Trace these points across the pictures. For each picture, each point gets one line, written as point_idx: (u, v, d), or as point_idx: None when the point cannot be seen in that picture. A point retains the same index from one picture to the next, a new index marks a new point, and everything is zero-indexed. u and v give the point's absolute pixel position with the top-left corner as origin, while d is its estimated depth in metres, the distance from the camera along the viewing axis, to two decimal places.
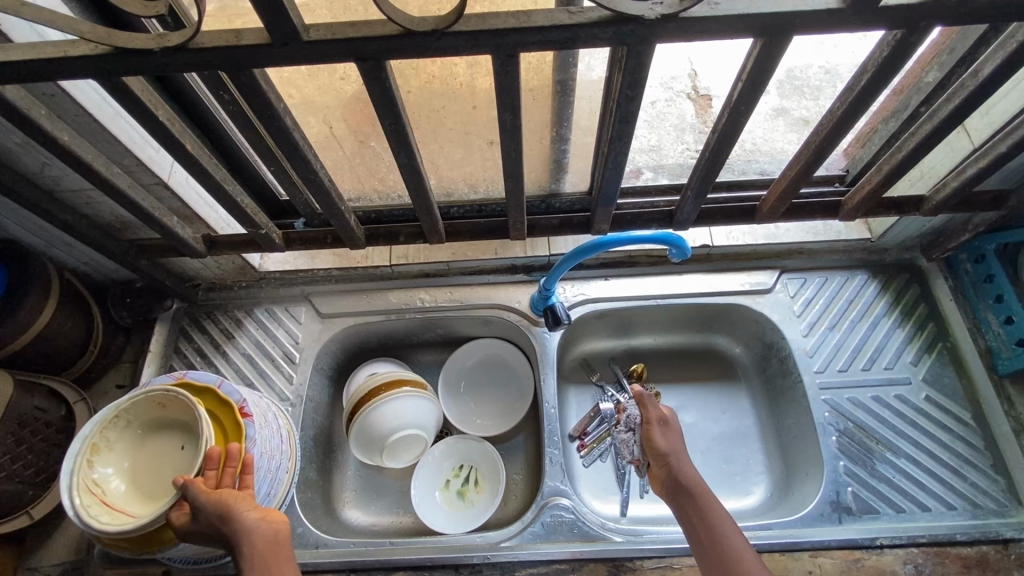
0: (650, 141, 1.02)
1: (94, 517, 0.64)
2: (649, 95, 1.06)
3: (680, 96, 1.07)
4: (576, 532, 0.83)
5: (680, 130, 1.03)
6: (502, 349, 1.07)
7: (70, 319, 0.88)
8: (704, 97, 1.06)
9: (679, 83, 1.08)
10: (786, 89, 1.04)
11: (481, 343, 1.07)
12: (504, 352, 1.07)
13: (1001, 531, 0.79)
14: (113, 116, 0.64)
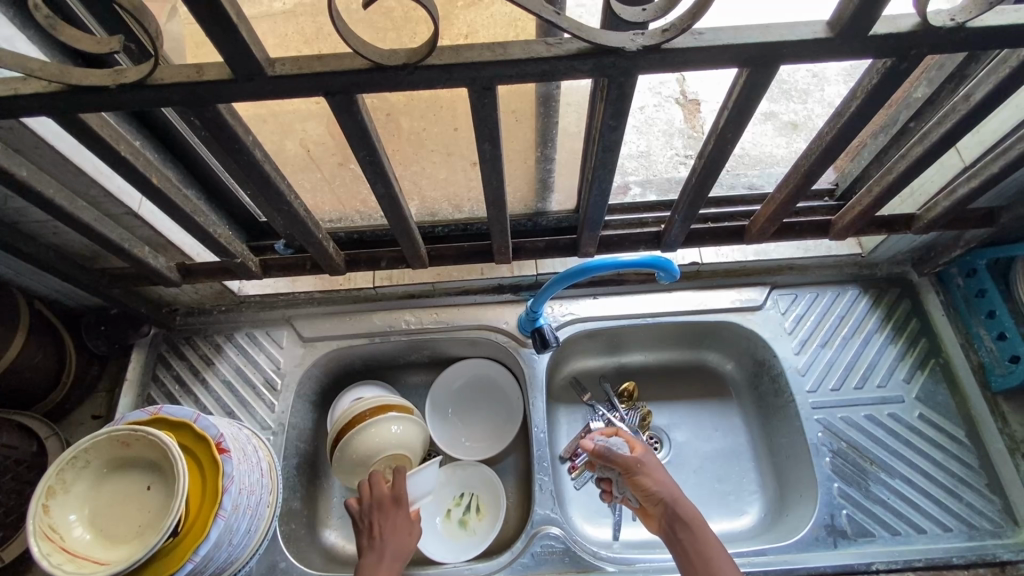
0: (639, 147, 1.00)
1: (57, 566, 0.62)
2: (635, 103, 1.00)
3: (668, 101, 1.00)
4: (567, 562, 0.81)
5: (669, 135, 1.00)
6: (489, 366, 1.05)
7: (41, 351, 0.85)
8: (693, 101, 0.99)
9: (667, 88, 1.01)
10: (774, 92, 0.96)
11: (472, 361, 1.05)
12: (491, 369, 1.05)
13: (998, 553, 0.78)
14: (77, 148, 0.62)
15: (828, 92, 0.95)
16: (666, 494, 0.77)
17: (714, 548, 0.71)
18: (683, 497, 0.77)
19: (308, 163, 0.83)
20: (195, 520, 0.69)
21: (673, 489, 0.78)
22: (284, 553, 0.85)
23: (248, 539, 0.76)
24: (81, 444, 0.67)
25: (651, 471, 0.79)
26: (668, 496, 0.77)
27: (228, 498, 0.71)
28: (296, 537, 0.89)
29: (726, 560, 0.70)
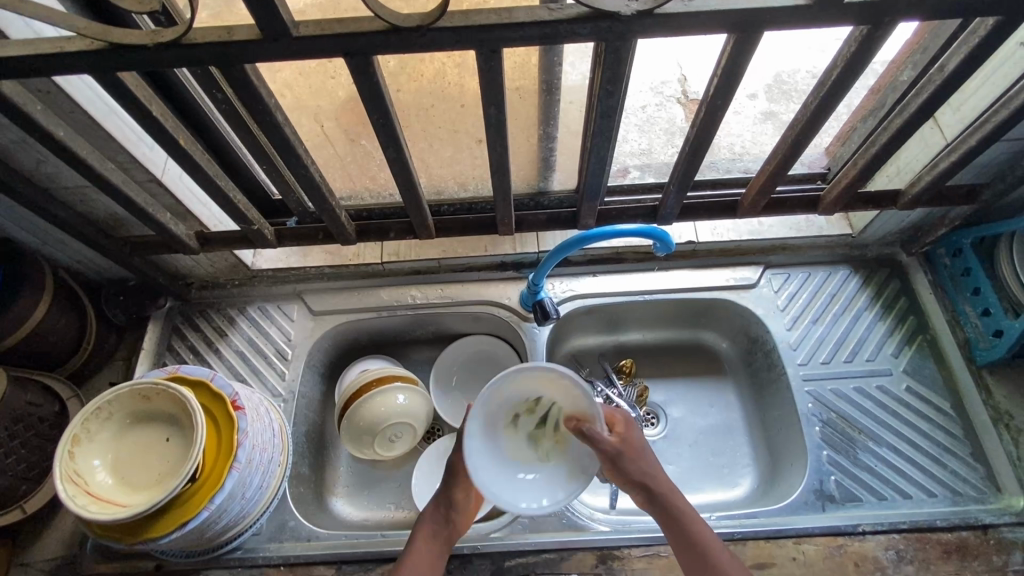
0: (641, 145, 1.03)
1: (82, 507, 0.65)
2: (637, 100, 1.06)
3: (670, 100, 1.07)
4: (565, 523, 0.84)
5: (671, 134, 1.04)
6: (532, 368, 0.69)
7: (63, 317, 0.89)
8: (693, 101, 1.06)
9: (669, 88, 1.07)
10: (774, 93, 1.04)
11: (531, 366, 0.68)
12: (526, 371, 0.69)
13: (981, 517, 0.81)
14: (108, 114, 0.66)
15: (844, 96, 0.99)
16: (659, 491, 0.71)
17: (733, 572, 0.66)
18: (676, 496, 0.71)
19: (321, 139, 0.87)
20: (212, 471, 0.72)
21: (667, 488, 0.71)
22: (293, 513, 0.87)
23: (260, 495, 0.80)
24: (105, 396, 0.71)
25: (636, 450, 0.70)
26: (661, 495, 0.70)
27: (242, 452, 0.74)
28: (305, 500, 0.93)
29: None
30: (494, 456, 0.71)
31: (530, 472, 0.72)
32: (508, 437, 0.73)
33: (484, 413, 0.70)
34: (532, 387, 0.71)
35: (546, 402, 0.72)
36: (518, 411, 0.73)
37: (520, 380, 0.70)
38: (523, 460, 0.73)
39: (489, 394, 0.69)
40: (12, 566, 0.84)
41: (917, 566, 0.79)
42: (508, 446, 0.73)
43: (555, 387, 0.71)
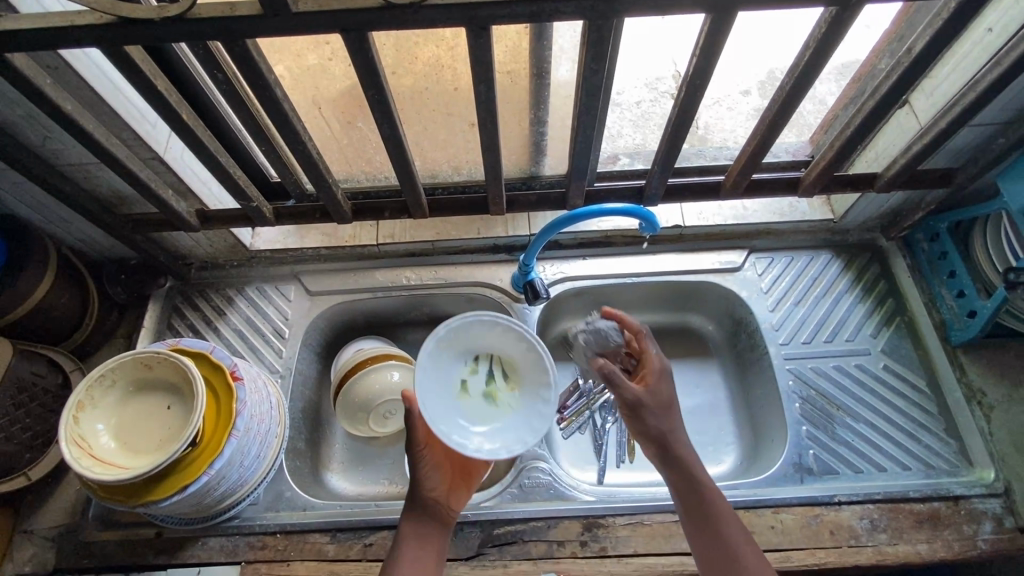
0: (635, 140, 1.06)
1: (86, 468, 0.68)
2: (632, 97, 1.10)
3: (664, 96, 1.10)
4: (552, 493, 0.87)
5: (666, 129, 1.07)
6: (477, 321, 0.75)
7: (66, 293, 0.91)
8: None
9: (664, 84, 1.11)
10: (767, 89, 1.07)
11: (475, 318, 0.74)
12: (472, 324, 0.75)
13: (952, 489, 0.85)
14: (114, 91, 0.69)
15: (818, 91, 1.07)
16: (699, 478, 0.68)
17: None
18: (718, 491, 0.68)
19: (319, 121, 0.89)
20: (211, 437, 0.75)
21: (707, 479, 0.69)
22: (289, 484, 0.89)
23: (257, 464, 0.82)
24: (108, 363, 0.73)
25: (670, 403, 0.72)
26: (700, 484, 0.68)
27: (241, 420, 0.77)
28: (301, 472, 0.96)
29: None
30: (450, 409, 0.73)
31: (487, 427, 0.74)
32: (460, 400, 0.74)
33: (436, 366, 0.74)
34: (478, 342, 0.77)
35: (484, 357, 0.77)
36: (468, 373, 0.76)
37: (467, 335, 0.76)
38: (477, 416, 0.74)
39: (439, 347, 0.74)
40: (16, 533, 0.87)
41: (890, 534, 0.82)
42: (463, 406, 0.74)
43: (501, 341, 0.76)
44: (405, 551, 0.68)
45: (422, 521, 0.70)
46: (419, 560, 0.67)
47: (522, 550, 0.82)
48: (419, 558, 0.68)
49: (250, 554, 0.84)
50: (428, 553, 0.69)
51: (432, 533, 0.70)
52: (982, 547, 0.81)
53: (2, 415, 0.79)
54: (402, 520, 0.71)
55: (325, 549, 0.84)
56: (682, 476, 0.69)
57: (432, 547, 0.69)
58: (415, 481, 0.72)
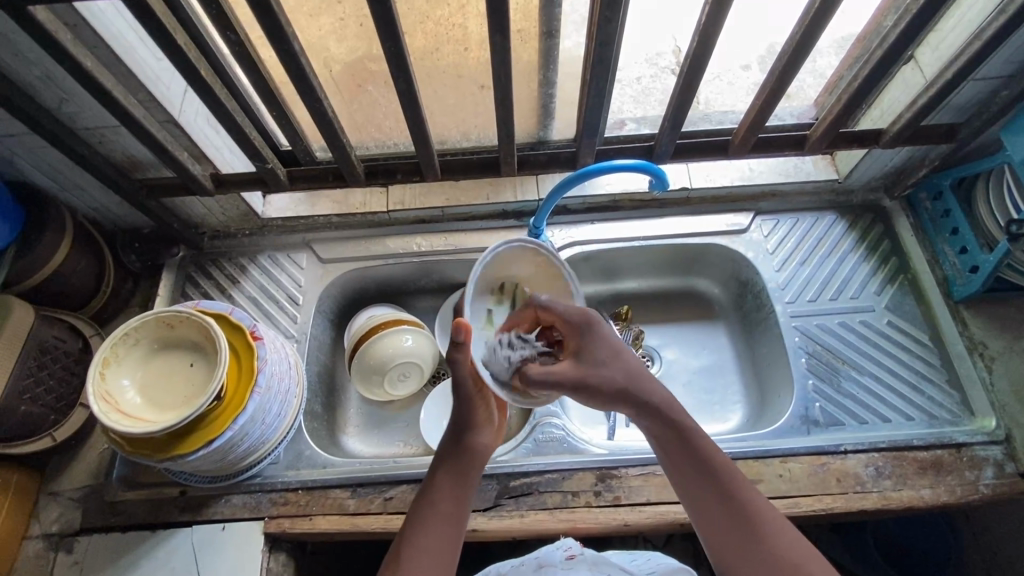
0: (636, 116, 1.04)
1: (115, 421, 0.70)
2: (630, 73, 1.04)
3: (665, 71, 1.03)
4: (565, 447, 0.89)
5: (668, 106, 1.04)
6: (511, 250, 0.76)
7: (84, 259, 0.92)
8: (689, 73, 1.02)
9: (665, 59, 1.03)
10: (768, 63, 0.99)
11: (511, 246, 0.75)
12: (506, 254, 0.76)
13: (955, 437, 0.87)
14: (130, 50, 0.69)
15: (820, 64, 0.99)
16: (688, 432, 0.65)
17: (780, 538, 0.60)
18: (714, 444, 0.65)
19: (330, 85, 0.90)
20: (235, 393, 0.77)
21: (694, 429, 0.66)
22: (309, 443, 0.92)
23: (279, 422, 0.84)
24: (131, 322, 0.75)
25: (614, 352, 0.70)
26: (689, 437, 0.65)
27: (263, 377, 0.79)
28: (319, 434, 0.98)
29: (796, 542, 0.60)
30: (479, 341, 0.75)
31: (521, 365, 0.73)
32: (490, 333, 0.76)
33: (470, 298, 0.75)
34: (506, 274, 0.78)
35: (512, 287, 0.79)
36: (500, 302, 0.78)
37: (504, 265, 0.77)
38: None
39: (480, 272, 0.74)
40: (41, 495, 0.88)
41: (895, 480, 0.85)
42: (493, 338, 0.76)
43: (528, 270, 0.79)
44: (438, 489, 0.69)
45: (460, 463, 0.71)
46: (450, 500, 0.68)
47: (538, 500, 0.85)
48: (451, 498, 0.68)
49: (273, 510, 0.86)
50: (460, 495, 0.69)
51: (468, 475, 0.71)
52: (983, 491, 0.84)
53: (27, 376, 0.81)
54: (440, 460, 0.72)
55: (346, 503, 0.86)
56: (666, 435, 0.66)
57: (466, 490, 0.69)
58: (463, 425, 0.74)
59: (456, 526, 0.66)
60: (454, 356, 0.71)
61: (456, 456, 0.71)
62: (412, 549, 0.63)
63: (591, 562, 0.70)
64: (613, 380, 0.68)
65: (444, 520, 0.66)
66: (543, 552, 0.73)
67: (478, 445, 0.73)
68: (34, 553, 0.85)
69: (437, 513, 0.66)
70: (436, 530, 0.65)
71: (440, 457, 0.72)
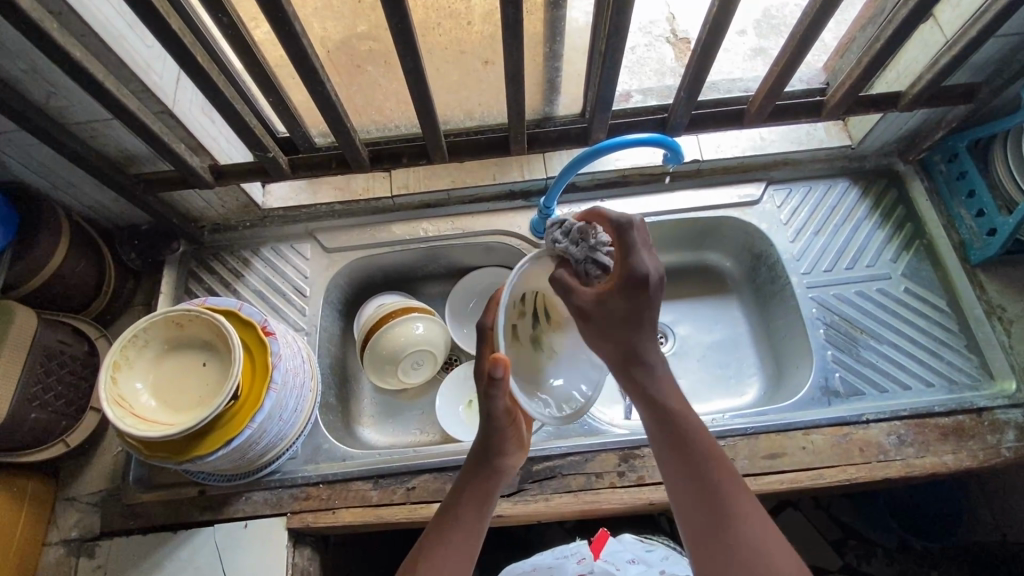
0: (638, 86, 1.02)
1: (131, 426, 0.68)
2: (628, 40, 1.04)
3: (659, 40, 1.06)
4: (585, 429, 0.89)
5: (660, 75, 1.03)
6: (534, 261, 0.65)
7: (83, 259, 0.89)
8: (683, 41, 1.05)
9: (657, 28, 1.07)
10: (764, 28, 1.03)
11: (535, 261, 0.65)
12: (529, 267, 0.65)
13: (975, 401, 0.87)
14: (119, 39, 0.66)
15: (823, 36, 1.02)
16: (674, 415, 0.61)
17: (753, 522, 0.57)
18: (701, 430, 0.62)
19: (328, 66, 0.86)
20: (250, 390, 0.75)
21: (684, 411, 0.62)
22: (326, 436, 0.90)
23: (295, 417, 0.83)
24: (140, 324, 0.73)
25: (637, 314, 0.59)
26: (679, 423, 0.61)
27: (278, 373, 0.77)
28: (335, 426, 0.97)
29: (770, 532, 0.57)
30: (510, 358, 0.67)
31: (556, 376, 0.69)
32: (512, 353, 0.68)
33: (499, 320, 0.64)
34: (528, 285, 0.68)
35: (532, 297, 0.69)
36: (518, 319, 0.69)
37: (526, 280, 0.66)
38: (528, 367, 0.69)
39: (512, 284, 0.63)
40: (58, 501, 0.87)
41: (918, 447, 0.85)
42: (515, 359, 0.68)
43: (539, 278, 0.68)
44: (458, 513, 0.66)
45: (486, 488, 0.67)
46: (467, 525, 0.65)
47: (562, 483, 0.84)
48: (470, 525, 0.65)
49: (295, 505, 0.85)
50: (478, 522, 0.66)
51: (489, 503, 0.67)
52: (1005, 454, 0.84)
53: (36, 382, 0.78)
54: (465, 482, 0.68)
55: (369, 495, 0.86)
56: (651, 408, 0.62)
57: (485, 517, 0.67)
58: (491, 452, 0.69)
59: (467, 554, 0.64)
60: (492, 393, 0.61)
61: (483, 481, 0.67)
62: (428, 571, 0.61)
63: None
64: (623, 342, 0.60)
65: (462, 549, 0.64)
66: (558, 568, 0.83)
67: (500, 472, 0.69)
68: (56, 559, 0.84)
69: (457, 536, 0.64)
70: (452, 558, 0.63)
71: (466, 480, 0.68)
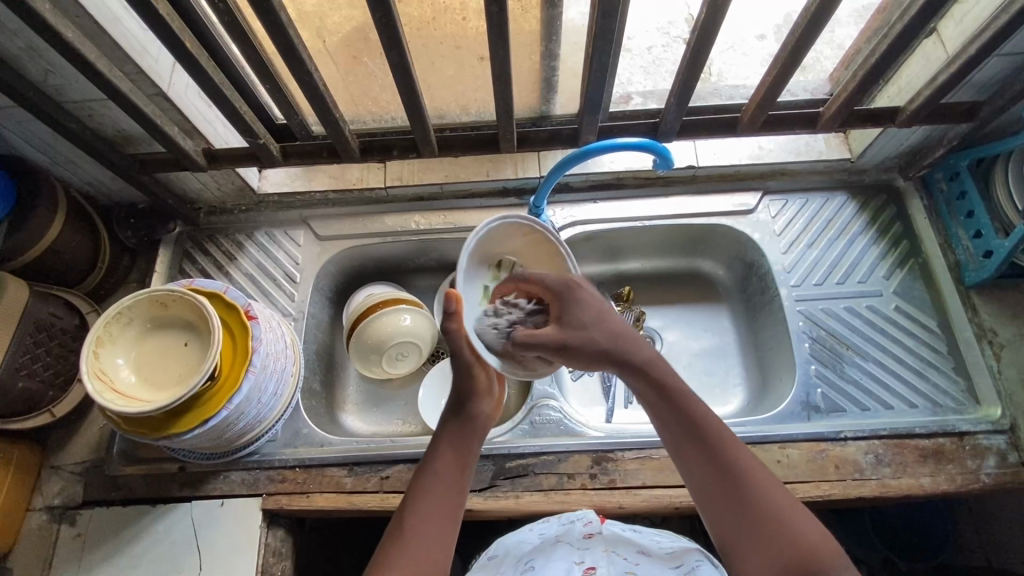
0: (646, 86, 1.02)
1: (110, 400, 0.70)
2: (643, 41, 1.03)
3: (677, 41, 1.03)
4: (562, 429, 0.89)
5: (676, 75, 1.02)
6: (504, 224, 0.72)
7: (78, 234, 0.91)
8: None
9: (677, 28, 1.03)
10: (784, 31, 0.99)
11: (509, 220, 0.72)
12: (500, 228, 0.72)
13: (958, 425, 0.86)
14: (113, 20, 0.67)
15: (838, 34, 0.97)
16: (677, 396, 0.63)
17: (768, 494, 0.58)
18: (694, 396, 0.63)
19: (324, 55, 0.87)
20: (229, 372, 0.76)
21: (684, 389, 0.64)
22: (306, 421, 0.92)
23: (275, 401, 0.84)
24: (125, 301, 0.74)
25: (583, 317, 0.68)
26: (682, 404, 0.62)
27: (258, 357, 0.78)
28: (317, 412, 0.98)
29: (784, 500, 0.58)
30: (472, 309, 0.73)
31: None
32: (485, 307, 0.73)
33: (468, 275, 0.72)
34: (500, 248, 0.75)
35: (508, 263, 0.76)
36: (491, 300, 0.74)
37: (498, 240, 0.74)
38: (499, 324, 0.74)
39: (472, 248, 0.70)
40: (44, 469, 0.90)
41: (895, 468, 0.84)
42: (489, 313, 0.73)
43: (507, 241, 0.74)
44: (437, 461, 0.67)
45: (463, 430, 0.70)
46: (445, 471, 0.66)
47: (534, 481, 0.85)
48: (450, 469, 0.66)
49: (271, 487, 0.87)
50: (460, 466, 0.67)
51: (468, 446, 0.69)
52: (985, 480, 0.83)
53: (24, 352, 0.81)
54: (441, 430, 0.70)
55: (343, 482, 0.87)
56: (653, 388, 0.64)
57: (464, 459, 0.68)
58: (462, 394, 0.71)
59: (449, 500, 0.64)
60: (448, 327, 0.68)
61: (458, 426, 0.69)
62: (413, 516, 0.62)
63: (608, 542, 0.75)
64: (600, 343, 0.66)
65: (445, 488, 0.65)
66: (568, 523, 0.78)
67: (475, 416, 0.71)
68: (38, 525, 0.87)
69: (440, 478, 0.65)
70: (436, 501, 0.64)
71: (444, 424, 0.70)
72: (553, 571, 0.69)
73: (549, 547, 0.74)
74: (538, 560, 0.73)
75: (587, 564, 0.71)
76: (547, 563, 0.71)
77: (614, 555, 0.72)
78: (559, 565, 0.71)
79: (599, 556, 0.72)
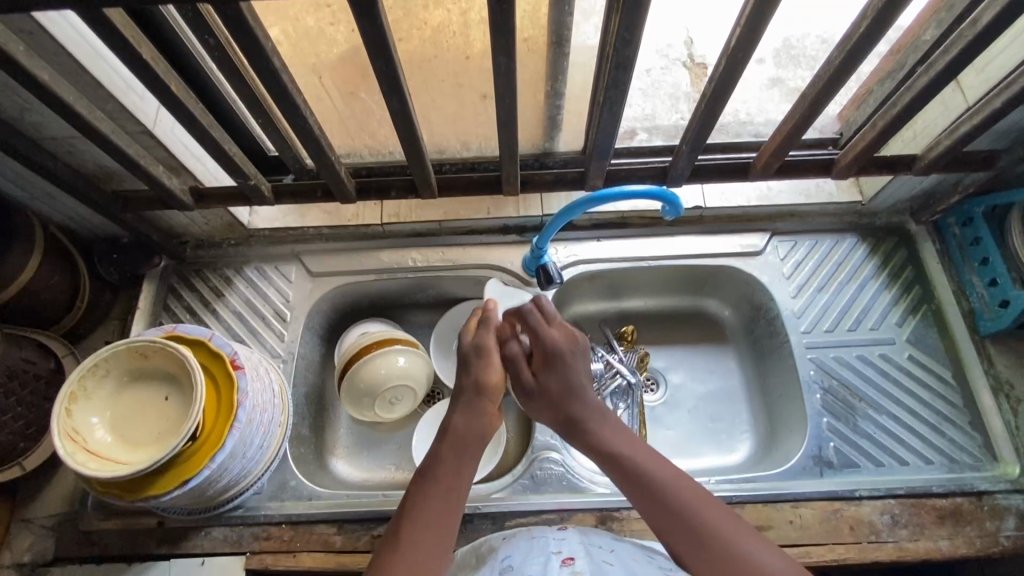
0: (644, 110, 0.99)
1: (82, 463, 0.65)
2: (643, 63, 1.01)
3: (674, 64, 1.01)
4: (564, 485, 0.85)
5: (675, 99, 1.00)
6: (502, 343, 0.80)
7: (55, 273, 0.86)
8: (699, 65, 1.00)
9: (674, 51, 1.02)
10: (782, 58, 0.98)
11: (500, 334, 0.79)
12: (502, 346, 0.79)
13: (975, 484, 0.83)
14: (93, 58, 0.63)
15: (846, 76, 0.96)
16: (646, 468, 0.63)
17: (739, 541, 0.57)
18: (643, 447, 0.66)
19: (320, 91, 0.83)
20: (212, 428, 0.71)
21: (635, 449, 0.65)
22: (294, 472, 0.87)
23: (261, 454, 0.80)
24: (102, 352, 0.70)
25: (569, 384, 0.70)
26: (652, 479, 0.62)
27: (243, 412, 0.73)
28: (306, 460, 0.93)
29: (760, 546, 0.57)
30: None
31: None
32: None
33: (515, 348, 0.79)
34: None
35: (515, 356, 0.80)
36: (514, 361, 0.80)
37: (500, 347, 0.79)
38: None
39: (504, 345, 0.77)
40: (13, 522, 0.85)
41: (911, 530, 0.80)
42: None
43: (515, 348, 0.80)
44: (446, 470, 0.64)
45: (465, 429, 0.67)
46: (448, 479, 0.64)
47: None
48: (456, 475, 0.64)
49: (256, 544, 0.82)
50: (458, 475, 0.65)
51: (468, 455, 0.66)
52: (1004, 544, 0.79)
53: None
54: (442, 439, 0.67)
55: (332, 540, 0.82)
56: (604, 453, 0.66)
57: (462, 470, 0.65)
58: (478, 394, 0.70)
59: (447, 515, 0.62)
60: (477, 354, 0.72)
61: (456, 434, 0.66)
62: (414, 524, 0.61)
63: (580, 531, 0.65)
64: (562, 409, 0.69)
65: (444, 496, 0.63)
66: (539, 527, 0.67)
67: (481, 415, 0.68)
68: None
69: (435, 492, 0.63)
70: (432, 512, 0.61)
71: (452, 427, 0.67)
72: (531, 567, 0.57)
73: (521, 540, 0.63)
74: (516, 558, 0.59)
75: (565, 554, 0.59)
76: (523, 560, 0.58)
77: (591, 545, 0.62)
78: (534, 557, 0.59)
79: (575, 545, 0.61)
